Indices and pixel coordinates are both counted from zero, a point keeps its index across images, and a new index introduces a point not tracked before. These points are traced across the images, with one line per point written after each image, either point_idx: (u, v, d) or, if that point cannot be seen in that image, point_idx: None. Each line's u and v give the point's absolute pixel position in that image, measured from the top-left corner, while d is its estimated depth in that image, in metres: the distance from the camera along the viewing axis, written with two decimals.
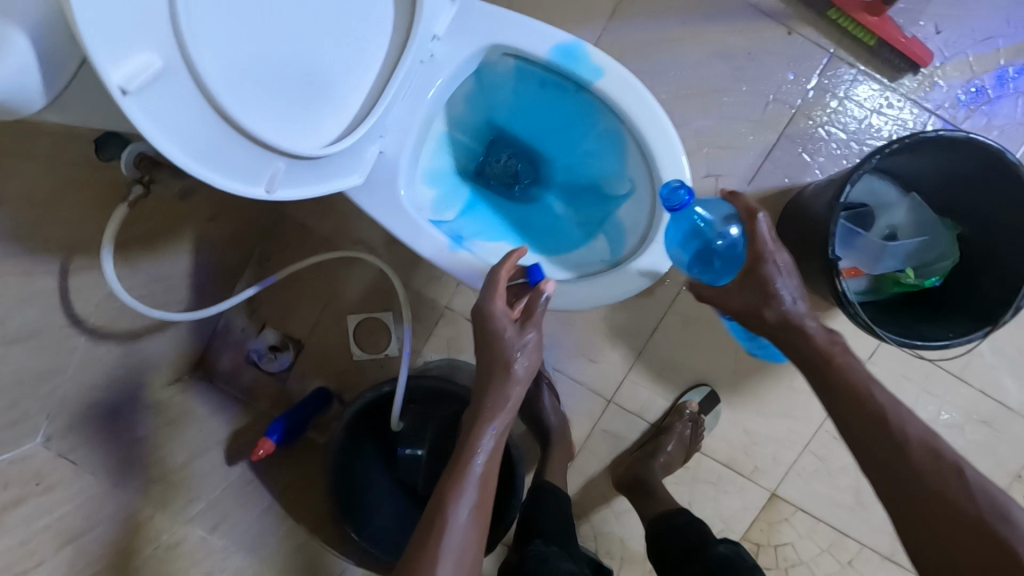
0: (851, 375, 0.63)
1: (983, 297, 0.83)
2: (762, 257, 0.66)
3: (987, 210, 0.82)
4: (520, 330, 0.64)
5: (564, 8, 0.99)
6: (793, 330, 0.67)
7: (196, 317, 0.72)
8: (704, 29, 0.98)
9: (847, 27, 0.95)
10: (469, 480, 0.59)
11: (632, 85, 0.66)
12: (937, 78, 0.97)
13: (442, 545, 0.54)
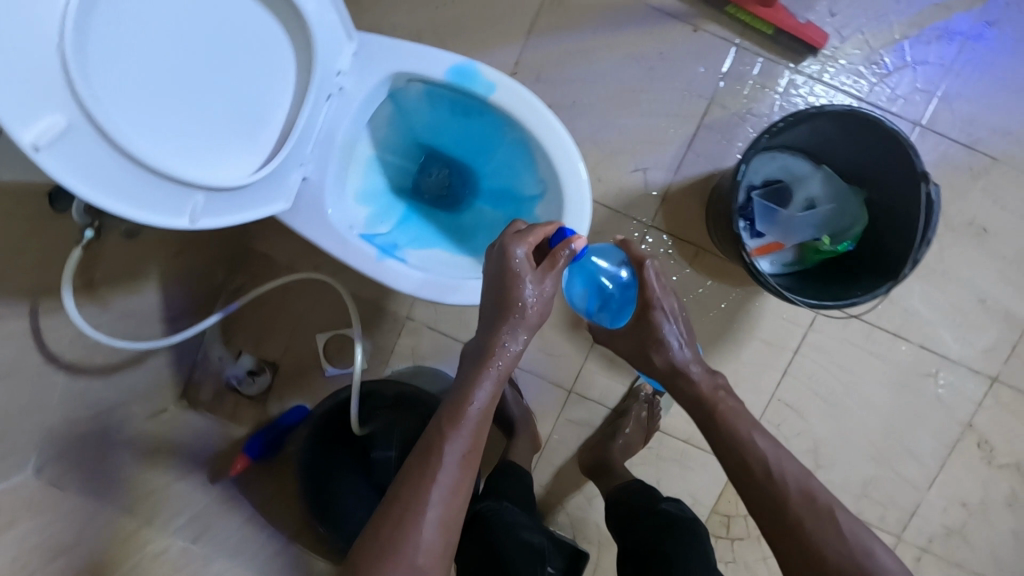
0: (734, 428, 0.76)
1: (890, 254, 0.89)
2: (650, 304, 0.80)
3: (885, 173, 0.88)
4: (540, 280, 0.68)
5: (484, 30, 1.07)
6: (679, 373, 0.81)
7: (157, 345, 0.79)
8: (616, 36, 1.06)
9: (745, 20, 1.02)
10: (466, 424, 0.65)
11: (524, 95, 0.73)
12: (838, 58, 1.04)
13: (435, 478, 0.61)
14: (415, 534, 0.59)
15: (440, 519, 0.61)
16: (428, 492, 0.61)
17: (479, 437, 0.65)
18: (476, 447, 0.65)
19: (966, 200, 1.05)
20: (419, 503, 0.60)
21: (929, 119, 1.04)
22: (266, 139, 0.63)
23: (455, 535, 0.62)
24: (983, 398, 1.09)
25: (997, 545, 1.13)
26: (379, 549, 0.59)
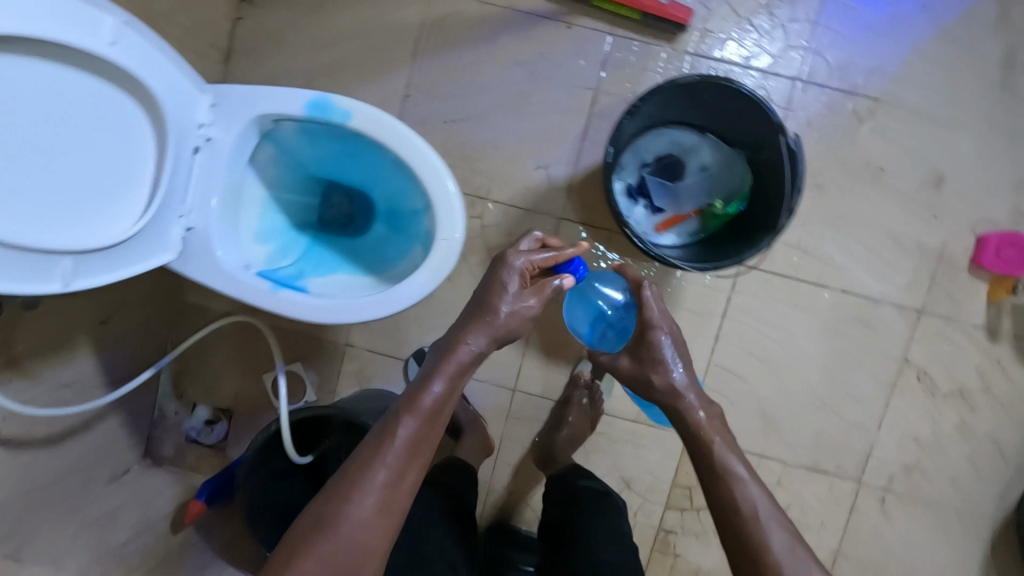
0: (728, 461, 0.74)
1: (769, 206, 0.92)
2: (650, 324, 0.81)
3: (752, 130, 0.92)
4: (524, 294, 0.78)
5: (371, 60, 1.11)
6: (675, 397, 0.79)
7: (55, 412, 0.84)
8: (495, 45, 1.10)
9: (607, 8, 1.06)
10: (423, 415, 0.70)
11: (382, 117, 0.77)
12: (710, 29, 1.07)
13: (384, 459, 0.67)
14: (357, 508, 0.64)
15: (384, 498, 0.66)
16: (377, 469, 0.66)
17: (434, 428, 0.71)
18: (428, 437, 0.71)
19: (857, 144, 1.08)
20: (368, 480, 0.66)
21: (806, 74, 1.08)
22: (135, 200, 0.68)
23: (396, 517, 0.67)
24: (914, 331, 1.11)
25: (956, 474, 1.14)
26: (323, 521, 0.63)
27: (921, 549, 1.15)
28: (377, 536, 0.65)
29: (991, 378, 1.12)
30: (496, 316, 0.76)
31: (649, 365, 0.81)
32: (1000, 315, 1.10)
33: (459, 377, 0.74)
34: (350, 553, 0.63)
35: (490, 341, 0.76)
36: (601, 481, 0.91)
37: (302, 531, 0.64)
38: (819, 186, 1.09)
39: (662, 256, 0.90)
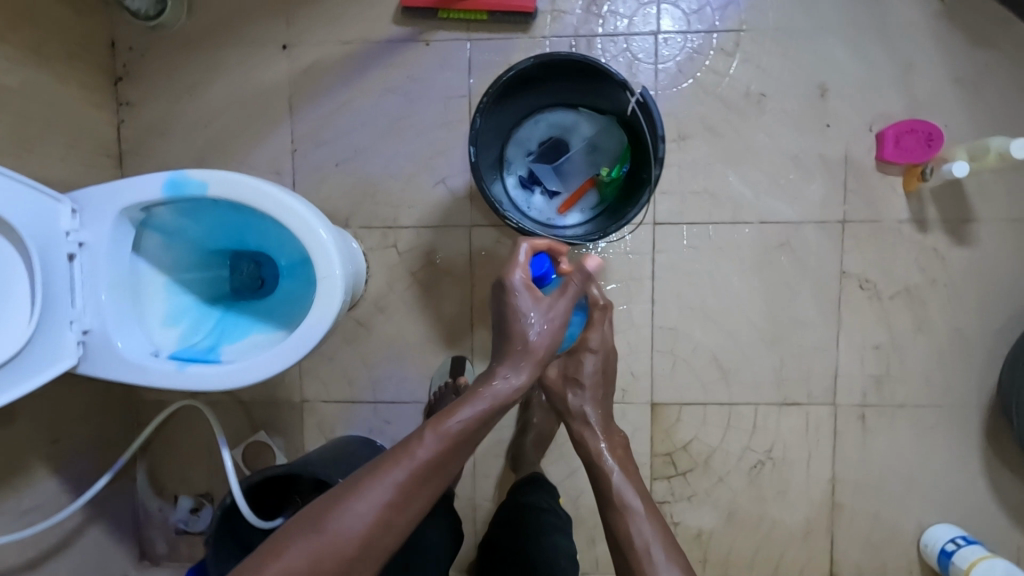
0: (622, 492, 0.78)
1: (645, 160, 0.93)
2: (580, 346, 0.88)
3: (610, 93, 0.94)
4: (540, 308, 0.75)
5: (254, 124, 1.15)
6: (578, 417, 0.87)
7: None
8: (363, 80, 1.12)
9: (458, 17, 1.09)
10: (449, 437, 0.66)
11: (240, 180, 0.80)
12: (560, 9, 1.09)
13: (397, 473, 0.64)
14: (354, 518, 0.61)
15: (386, 514, 0.62)
16: (387, 481, 0.63)
17: (455, 455, 0.67)
18: (448, 463, 0.66)
19: (734, 78, 1.09)
20: (378, 489, 0.63)
21: (664, 26, 1.09)
22: (16, 318, 0.71)
23: (391, 538, 0.62)
24: (842, 242, 1.10)
25: (927, 372, 1.12)
26: (319, 524, 0.61)
27: (913, 456, 1.13)
28: (370, 550, 0.61)
29: (934, 270, 1.10)
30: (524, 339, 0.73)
31: (568, 382, 0.88)
32: (922, 204, 1.09)
33: (494, 405, 0.70)
34: (336, 563, 0.59)
35: (528, 374, 0.73)
36: (551, 501, 0.93)
37: (295, 529, 0.61)
38: (708, 127, 1.10)
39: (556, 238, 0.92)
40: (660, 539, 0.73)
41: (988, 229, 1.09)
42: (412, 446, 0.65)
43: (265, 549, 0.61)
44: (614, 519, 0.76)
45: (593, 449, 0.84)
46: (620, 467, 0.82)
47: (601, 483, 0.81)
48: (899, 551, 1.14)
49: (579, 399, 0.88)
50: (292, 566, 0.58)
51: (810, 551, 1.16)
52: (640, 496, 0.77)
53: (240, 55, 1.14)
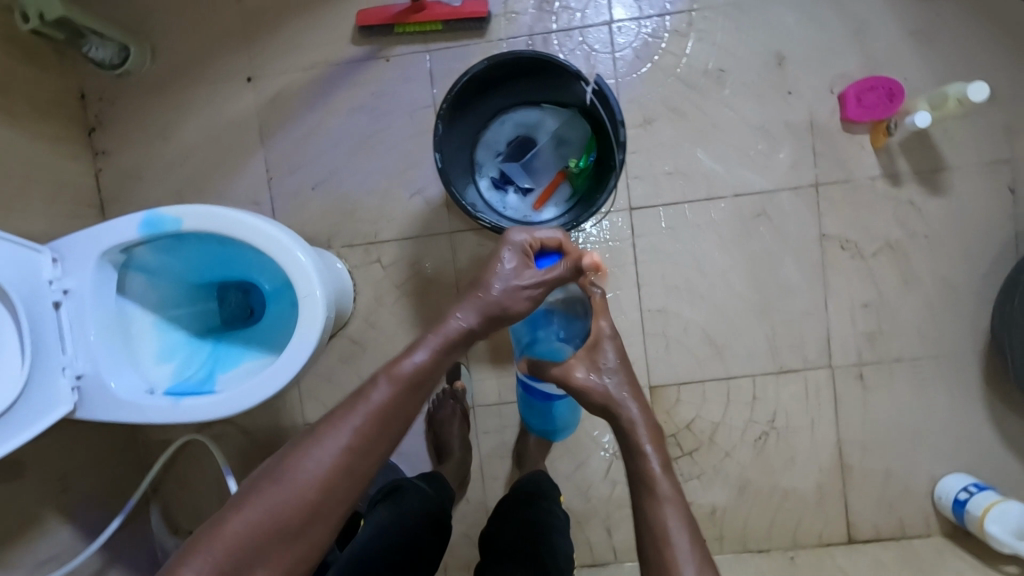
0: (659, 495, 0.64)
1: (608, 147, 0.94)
2: (600, 334, 0.72)
3: (566, 84, 0.95)
4: (523, 280, 0.71)
5: (228, 158, 1.17)
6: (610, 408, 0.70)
7: None
8: (329, 102, 1.14)
9: (414, 31, 1.10)
10: (403, 381, 0.66)
11: (214, 211, 0.81)
12: (512, 11, 1.11)
13: (355, 418, 0.63)
14: (312, 466, 0.61)
15: (345, 460, 0.62)
16: (342, 428, 0.63)
17: (412, 398, 0.66)
18: (406, 407, 0.65)
19: (691, 57, 1.10)
20: (334, 437, 0.62)
21: (616, 14, 1.11)
22: (7, 343, 0.73)
23: (354, 482, 0.63)
24: (818, 206, 1.11)
25: (919, 324, 1.12)
26: (278, 476, 0.61)
27: (916, 408, 1.13)
28: (329, 498, 0.61)
29: (912, 222, 1.11)
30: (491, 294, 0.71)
31: (597, 371, 0.70)
32: (892, 158, 1.10)
33: (449, 347, 0.69)
34: (301, 511, 0.60)
35: (484, 317, 0.71)
36: (550, 501, 0.93)
37: (256, 482, 0.62)
38: (672, 108, 1.11)
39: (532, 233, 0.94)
40: (691, 538, 0.63)
41: (960, 175, 1.09)
42: (365, 393, 0.65)
43: (228, 505, 0.62)
44: (650, 511, 0.64)
45: (630, 440, 0.68)
46: (662, 469, 0.66)
47: (640, 476, 0.66)
48: (915, 505, 1.14)
49: (611, 386, 0.70)
50: (256, 518, 0.59)
51: (825, 515, 1.16)
52: (669, 480, 0.66)
53: (207, 93, 1.16)
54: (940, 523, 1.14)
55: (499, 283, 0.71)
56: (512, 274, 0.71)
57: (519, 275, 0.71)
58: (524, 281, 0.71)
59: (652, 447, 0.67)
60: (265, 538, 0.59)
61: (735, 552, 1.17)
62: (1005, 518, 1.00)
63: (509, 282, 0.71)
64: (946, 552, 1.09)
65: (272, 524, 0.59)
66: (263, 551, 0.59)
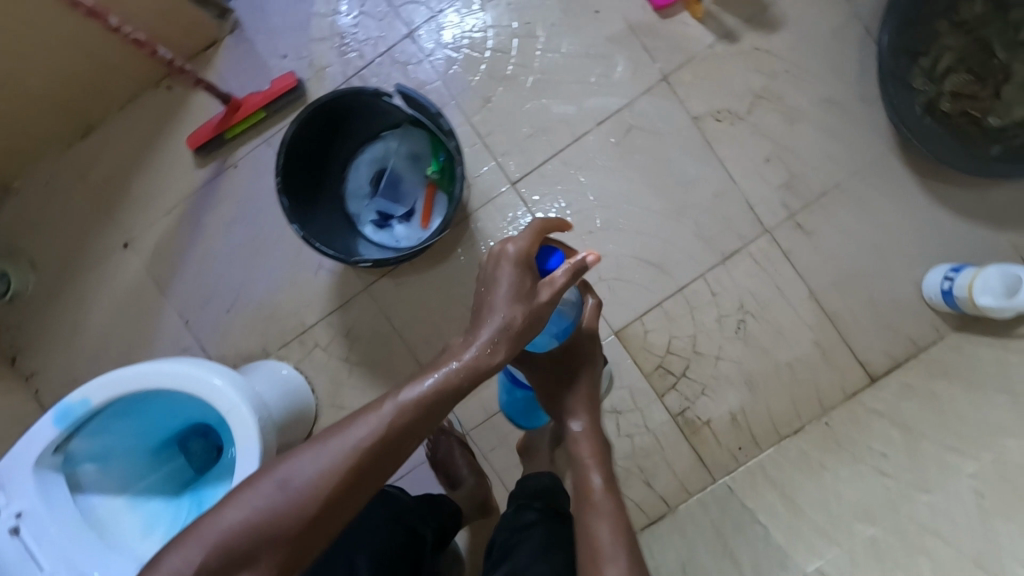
0: (591, 493, 0.76)
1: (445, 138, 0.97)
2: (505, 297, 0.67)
3: (381, 104, 0.97)
4: (535, 292, 0.68)
5: (141, 325, 1.18)
6: (565, 411, 0.83)
7: None
8: (204, 229, 1.16)
9: (243, 129, 1.13)
10: (417, 404, 0.64)
11: (145, 368, 0.83)
12: (319, 69, 1.14)
13: (372, 436, 0.62)
14: (308, 475, 0.61)
15: (342, 476, 0.61)
16: (347, 442, 0.62)
17: (423, 423, 0.64)
18: (416, 430, 0.64)
19: (496, 26, 1.13)
20: (336, 450, 0.61)
21: (411, 24, 1.14)
22: None
23: (355, 496, 0.62)
24: (676, 95, 1.11)
25: (824, 151, 1.11)
26: (275, 480, 0.62)
27: (865, 228, 1.12)
28: (328, 510, 0.61)
29: (768, 65, 1.11)
30: (502, 328, 0.66)
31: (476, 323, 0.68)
32: (718, 20, 1.10)
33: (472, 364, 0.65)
34: (290, 522, 0.60)
35: (506, 351, 0.67)
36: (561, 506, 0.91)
37: (253, 482, 0.63)
38: (502, 79, 1.13)
39: (417, 248, 0.93)
40: (616, 541, 0.71)
41: (786, 4, 1.10)
42: (375, 410, 0.63)
43: (218, 507, 0.63)
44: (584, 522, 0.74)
45: (577, 453, 0.81)
46: (604, 484, 0.77)
47: (582, 485, 0.78)
48: (913, 317, 1.12)
49: (568, 403, 0.82)
50: (243, 524, 0.61)
51: (838, 368, 1.13)
52: (611, 497, 0.76)
53: (96, 275, 1.19)
54: (946, 320, 1.10)
55: (499, 301, 0.67)
56: (528, 293, 0.68)
57: (533, 292, 0.68)
58: (533, 294, 0.68)
59: (593, 461, 0.79)
60: (252, 543, 0.60)
61: (774, 445, 1.13)
62: (990, 285, 0.97)
63: (527, 300, 0.67)
64: (961, 344, 1.05)
65: (257, 529, 0.60)
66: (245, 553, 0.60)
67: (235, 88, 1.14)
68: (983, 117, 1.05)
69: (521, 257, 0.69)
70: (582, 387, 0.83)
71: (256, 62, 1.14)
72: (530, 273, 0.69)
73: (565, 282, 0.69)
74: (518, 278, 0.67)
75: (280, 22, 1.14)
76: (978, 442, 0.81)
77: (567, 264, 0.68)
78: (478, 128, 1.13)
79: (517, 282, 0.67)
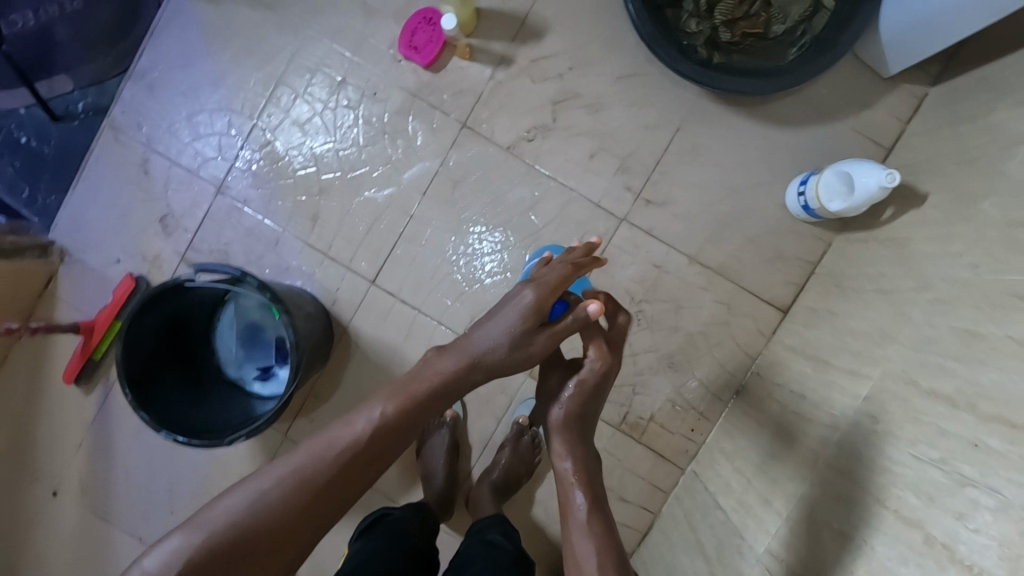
0: (577, 513, 0.74)
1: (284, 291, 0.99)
2: (504, 329, 0.73)
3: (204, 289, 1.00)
4: (534, 334, 0.74)
5: (98, 562, 1.18)
6: (558, 421, 0.80)
7: None
8: (118, 447, 1.18)
9: (108, 344, 1.14)
10: (398, 416, 0.70)
11: None
12: (153, 257, 1.16)
13: (361, 441, 0.67)
14: (288, 485, 0.63)
15: (322, 483, 0.65)
16: (334, 447, 0.66)
17: (401, 437, 0.70)
18: (397, 437, 0.69)
19: (292, 147, 1.14)
20: (319, 460, 0.65)
21: (214, 180, 1.15)
22: None
23: (329, 504, 0.65)
24: (481, 134, 1.12)
25: (640, 123, 1.10)
26: (258, 488, 0.63)
27: (711, 176, 1.10)
28: (307, 520, 0.64)
29: (551, 68, 1.10)
30: (485, 356, 0.73)
31: (469, 339, 0.74)
32: (487, 51, 1.11)
33: (450, 376, 0.72)
34: (272, 528, 0.61)
35: (481, 375, 0.74)
36: (505, 535, 0.93)
37: (228, 492, 0.63)
38: (320, 191, 1.14)
39: (276, 409, 0.91)
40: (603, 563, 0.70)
41: (542, 8, 1.10)
42: (357, 422, 0.68)
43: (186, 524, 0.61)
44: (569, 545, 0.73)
45: (560, 469, 0.78)
46: (589, 506, 0.75)
47: (565, 506, 0.76)
48: (795, 237, 1.10)
49: (562, 413, 0.79)
50: (216, 539, 0.59)
51: (747, 315, 1.11)
52: (596, 516, 0.74)
53: (40, 534, 1.19)
54: (826, 228, 1.09)
55: (494, 332, 0.73)
56: (526, 333, 0.73)
57: (526, 336, 0.73)
58: (529, 332, 0.73)
59: (576, 480, 0.77)
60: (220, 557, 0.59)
61: (722, 413, 1.11)
62: (833, 188, 0.95)
63: (517, 342, 0.73)
64: (845, 248, 1.03)
65: (235, 540, 0.60)
66: (218, 565, 0.59)
67: (86, 309, 1.16)
68: (767, 30, 1.05)
69: (526, 303, 0.73)
70: (572, 400, 0.79)
71: (94, 277, 1.16)
72: (531, 317, 0.73)
73: (559, 333, 0.75)
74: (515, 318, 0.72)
75: (99, 230, 1.16)
76: (871, 358, 0.79)
77: (570, 320, 0.75)
78: (318, 245, 1.14)
79: (511, 323, 0.73)
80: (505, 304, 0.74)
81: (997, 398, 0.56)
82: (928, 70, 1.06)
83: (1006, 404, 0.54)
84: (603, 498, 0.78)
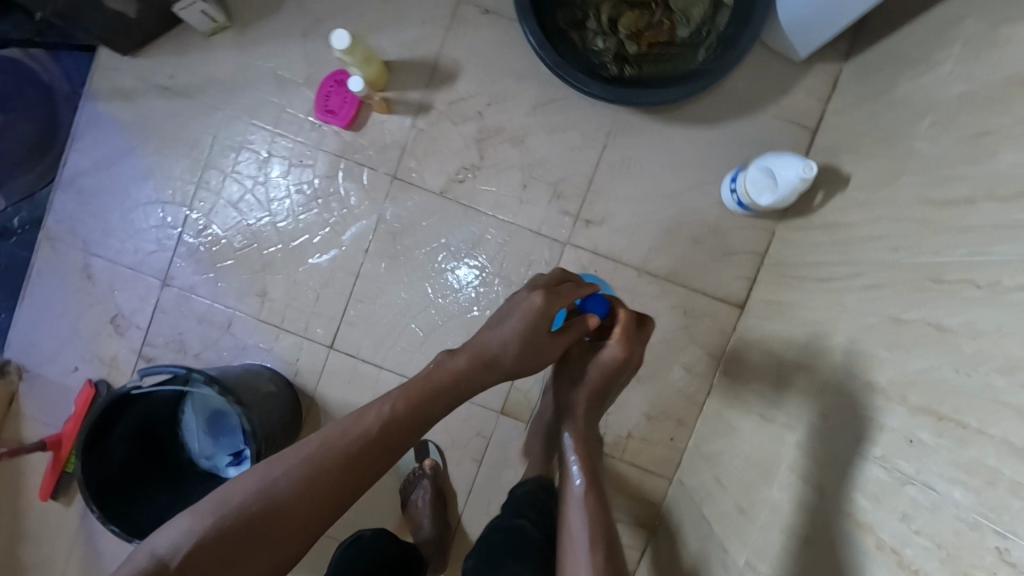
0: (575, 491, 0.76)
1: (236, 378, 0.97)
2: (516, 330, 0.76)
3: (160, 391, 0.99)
4: (545, 340, 0.78)
5: None
6: (568, 404, 0.86)
7: None
8: (106, 556, 1.16)
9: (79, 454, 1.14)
10: (410, 408, 0.70)
11: None
12: (111, 360, 1.15)
13: (373, 428, 0.68)
14: (301, 471, 0.64)
15: (334, 470, 0.65)
16: (347, 433, 0.67)
17: (411, 429, 0.70)
18: (409, 426, 0.70)
19: (229, 227, 1.14)
20: (330, 446, 0.66)
21: (157, 273, 1.15)
22: None
23: (339, 491, 0.65)
24: (413, 183, 1.12)
25: (566, 146, 1.11)
26: (272, 471, 0.63)
27: (645, 186, 1.11)
28: (317, 508, 0.63)
29: (469, 108, 1.11)
30: (497, 353, 0.76)
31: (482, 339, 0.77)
32: (404, 101, 1.11)
33: (461, 374, 0.74)
34: (284, 510, 0.62)
35: (490, 372, 0.76)
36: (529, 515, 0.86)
37: (242, 476, 0.63)
38: (264, 266, 1.14)
39: None
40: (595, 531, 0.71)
41: (450, 51, 1.10)
42: (371, 410, 0.69)
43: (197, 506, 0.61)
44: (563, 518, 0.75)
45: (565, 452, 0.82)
46: (586, 483, 0.77)
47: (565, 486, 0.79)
48: (738, 232, 1.10)
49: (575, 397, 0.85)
50: (229, 521, 0.60)
51: (705, 317, 1.11)
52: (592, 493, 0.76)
53: None
54: (768, 217, 1.09)
55: (507, 334, 0.76)
56: (535, 335, 0.76)
57: (536, 337, 0.76)
58: (541, 334, 0.77)
59: (578, 455, 0.81)
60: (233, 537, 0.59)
61: (699, 417, 1.11)
62: (760, 183, 0.95)
63: (527, 339, 0.76)
64: (787, 235, 1.03)
65: (245, 523, 0.60)
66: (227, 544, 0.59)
67: (52, 422, 1.15)
68: (673, 36, 1.05)
69: (535, 307, 0.76)
70: (585, 386, 0.85)
71: (55, 390, 1.16)
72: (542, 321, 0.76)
73: (573, 335, 0.79)
74: (526, 321, 0.76)
75: (53, 343, 1.16)
76: (818, 351, 0.79)
77: (580, 324, 0.80)
78: (272, 319, 1.14)
79: (522, 324, 0.76)
80: (517, 306, 0.78)
81: (923, 388, 0.56)
82: (838, 47, 1.07)
83: (931, 395, 0.55)
84: (602, 476, 0.80)
